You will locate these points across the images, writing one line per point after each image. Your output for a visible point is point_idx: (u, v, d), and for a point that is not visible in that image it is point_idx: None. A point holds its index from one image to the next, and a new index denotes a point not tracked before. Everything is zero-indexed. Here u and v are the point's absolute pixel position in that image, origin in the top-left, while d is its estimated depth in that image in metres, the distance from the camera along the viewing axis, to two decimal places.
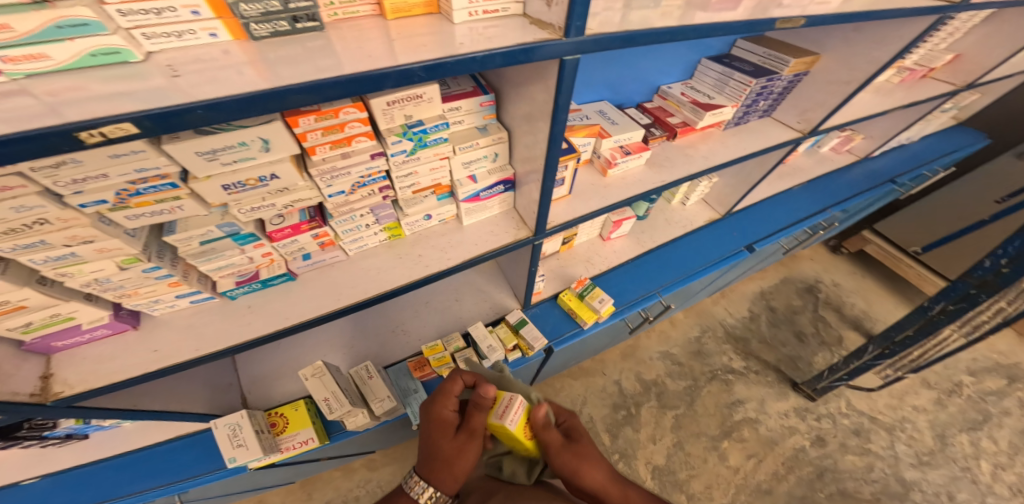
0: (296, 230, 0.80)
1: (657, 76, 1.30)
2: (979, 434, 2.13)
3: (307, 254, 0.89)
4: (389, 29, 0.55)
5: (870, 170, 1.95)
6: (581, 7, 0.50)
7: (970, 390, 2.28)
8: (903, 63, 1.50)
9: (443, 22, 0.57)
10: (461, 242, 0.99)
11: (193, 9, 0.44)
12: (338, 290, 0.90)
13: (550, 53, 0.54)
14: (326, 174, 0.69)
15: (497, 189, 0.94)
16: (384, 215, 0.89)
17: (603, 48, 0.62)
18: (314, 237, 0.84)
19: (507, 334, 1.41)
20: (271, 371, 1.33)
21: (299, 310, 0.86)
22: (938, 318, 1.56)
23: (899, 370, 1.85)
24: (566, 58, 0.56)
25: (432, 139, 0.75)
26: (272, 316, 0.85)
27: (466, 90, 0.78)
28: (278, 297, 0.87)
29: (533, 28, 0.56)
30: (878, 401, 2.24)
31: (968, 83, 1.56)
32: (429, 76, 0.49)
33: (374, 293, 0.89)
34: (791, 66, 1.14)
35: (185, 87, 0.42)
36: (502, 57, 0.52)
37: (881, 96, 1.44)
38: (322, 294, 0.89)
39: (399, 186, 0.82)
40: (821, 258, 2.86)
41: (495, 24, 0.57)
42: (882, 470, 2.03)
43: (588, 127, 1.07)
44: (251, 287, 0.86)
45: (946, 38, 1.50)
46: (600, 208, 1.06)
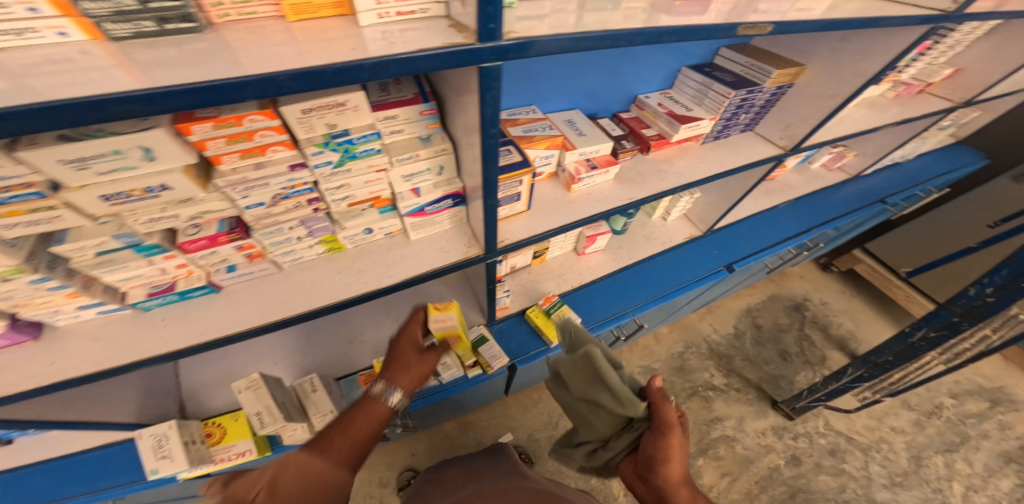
0: (214, 242, 0.74)
1: (636, 84, 1.24)
2: (955, 456, 2.08)
3: (232, 266, 0.83)
4: (292, 32, 0.48)
5: (861, 188, 1.90)
6: (489, 6, 0.44)
7: (950, 412, 2.23)
8: (900, 77, 1.44)
9: (352, 25, 0.51)
10: (407, 258, 0.94)
11: (29, 6, 0.38)
12: (268, 306, 0.84)
13: (460, 60, 0.48)
14: (239, 185, 0.63)
15: (445, 203, 0.89)
16: (317, 228, 0.83)
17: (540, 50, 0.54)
18: (237, 248, 0.78)
19: (465, 352, 1.38)
20: (216, 377, 1.28)
21: (222, 325, 0.80)
22: (919, 345, 1.50)
23: (877, 393, 1.80)
24: (484, 64, 0.50)
25: (362, 151, 0.69)
26: (193, 329, 0.79)
27: (405, 97, 0.70)
28: (198, 309, 0.82)
29: (453, 30, 0.50)
30: (855, 420, 2.18)
31: (966, 100, 1.50)
32: (302, 86, 0.43)
33: (305, 310, 0.83)
34: (773, 78, 1.08)
35: (35, 87, 0.36)
36: (399, 65, 0.46)
37: (875, 112, 1.39)
38: (252, 309, 0.83)
39: (330, 199, 0.77)
40: (811, 276, 2.81)
41: (415, 27, 0.51)
42: (854, 490, 1.98)
43: (551, 139, 0.99)
44: (167, 299, 0.80)
45: (947, 51, 1.42)
46: (560, 225, 1.00)
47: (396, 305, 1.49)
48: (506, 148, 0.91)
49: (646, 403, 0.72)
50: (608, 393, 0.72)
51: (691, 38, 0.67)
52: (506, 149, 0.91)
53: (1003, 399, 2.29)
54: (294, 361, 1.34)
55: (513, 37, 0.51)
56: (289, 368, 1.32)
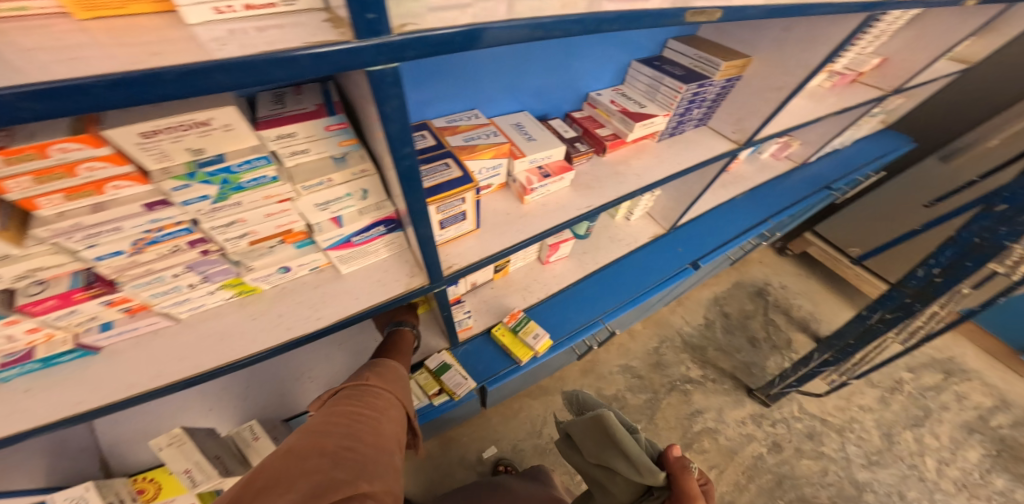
0: (68, 301, 0.57)
1: (587, 80, 1.15)
2: (922, 431, 2.17)
3: (107, 324, 0.67)
4: (92, 34, 0.34)
5: (808, 175, 1.95)
6: None
7: (910, 386, 2.34)
8: (834, 67, 1.44)
9: (177, 23, 0.37)
10: (338, 295, 0.80)
11: None
12: (163, 365, 0.69)
13: (332, 63, 0.35)
14: (76, 232, 0.49)
15: (374, 231, 0.77)
16: (215, 272, 0.68)
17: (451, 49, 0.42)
18: (106, 304, 0.62)
19: (427, 380, 1.28)
20: (140, 428, 1.06)
21: (104, 392, 0.65)
22: (876, 327, 1.54)
23: (844, 375, 1.85)
24: (371, 68, 0.37)
25: (249, 180, 0.55)
26: (70, 395, 0.65)
27: (304, 110, 0.57)
28: (61, 383, 0.66)
29: (327, 26, 0.37)
30: (827, 402, 2.25)
31: (896, 88, 1.52)
32: (53, 109, 0.28)
33: (211, 368, 0.69)
34: (722, 71, 1.03)
35: None
36: (232, 74, 0.32)
37: (813, 103, 1.39)
38: (141, 371, 0.68)
39: (223, 238, 0.63)
40: (769, 260, 2.89)
41: (282, 23, 0.38)
42: (836, 473, 2.02)
43: (496, 147, 0.88)
44: (25, 369, 0.64)
45: (874, 41, 1.46)
46: (513, 243, 0.90)
47: (351, 337, 1.31)
48: (443, 162, 0.79)
49: (663, 472, 0.74)
50: (624, 460, 0.77)
51: (633, 25, 0.58)
52: (443, 163, 0.79)
53: (954, 369, 2.43)
54: (234, 404, 1.15)
55: (407, 28, 0.38)
56: (227, 414, 1.13)
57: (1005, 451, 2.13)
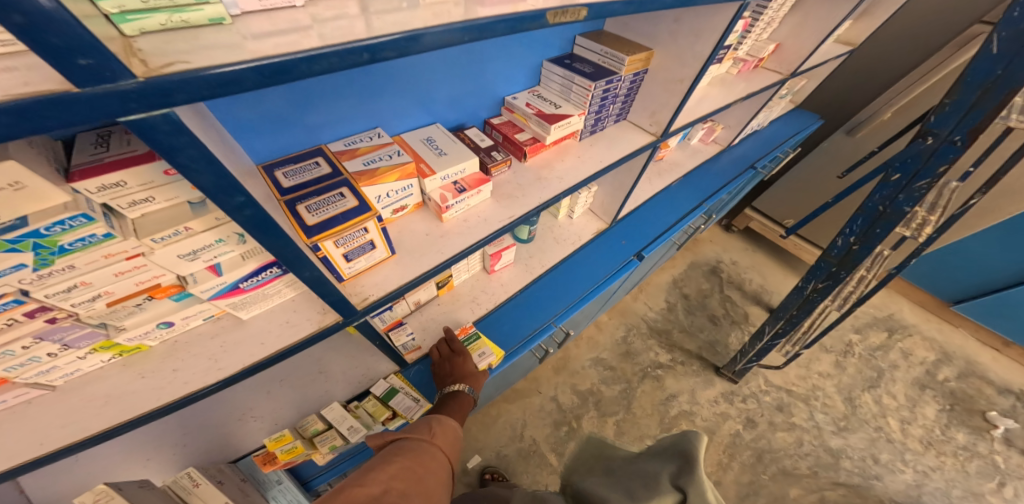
0: None
1: (500, 84, 1.13)
2: (880, 391, 2.32)
3: None
4: None
5: (736, 156, 2.05)
6: (39, 32, 0.25)
7: (861, 348, 2.50)
8: (737, 53, 1.50)
9: None
10: (239, 343, 0.73)
11: None
12: (45, 431, 0.60)
13: (48, 119, 0.29)
14: None
15: (268, 273, 0.70)
16: (77, 338, 0.59)
17: (251, 83, 0.37)
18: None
19: (376, 407, 1.20)
20: (73, 485, 0.97)
21: None
22: (813, 296, 1.62)
23: (796, 345, 1.86)
24: (119, 120, 0.31)
25: (74, 241, 0.47)
26: None
27: (133, 153, 0.50)
28: None
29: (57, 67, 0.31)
30: (790, 373, 2.37)
31: (792, 71, 1.63)
32: None
33: (88, 438, 0.59)
34: (627, 66, 1.04)
35: None
36: None
37: (725, 89, 1.44)
38: (7, 446, 0.58)
39: (71, 303, 0.54)
40: (719, 238, 3.02)
41: (10, 61, 0.31)
42: (811, 442, 2.11)
43: (399, 169, 0.83)
44: None
45: (768, 26, 1.55)
46: (435, 265, 0.85)
47: (287, 373, 1.21)
48: (337, 193, 0.73)
49: None
50: None
51: (489, 35, 0.54)
52: (336, 193, 0.73)
53: (896, 326, 2.63)
54: (172, 450, 1.06)
55: (161, 67, 0.33)
56: (165, 460, 1.05)
57: (958, 405, 2.29)
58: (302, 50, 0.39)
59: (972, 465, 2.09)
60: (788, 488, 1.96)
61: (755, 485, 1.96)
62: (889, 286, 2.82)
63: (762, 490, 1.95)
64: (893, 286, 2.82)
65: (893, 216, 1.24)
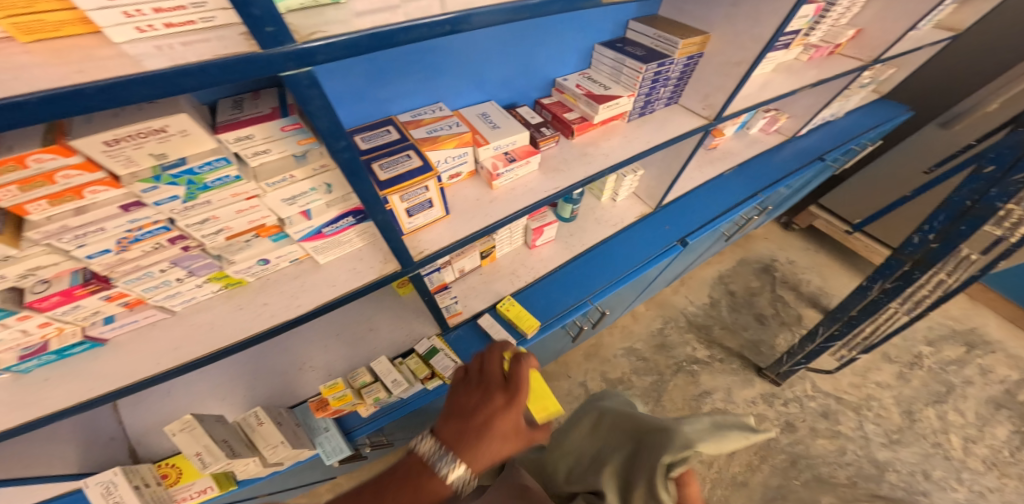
0: (71, 296, 0.65)
1: (552, 66, 1.17)
2: (946, 408, 2.12)
3: (110, 317, 0.74)
4: (27, 56, 0.37)
5: (801, 147, 1.93)
6: (248, 5, 0.35)
7: (931, 361, 2.28)
8: (809, 39, 1.42)
9: (104, 41, 0.40)
10: (316, 284, 0.85)
11: None
12: (161, 352, 0.75)
13: (240, 69, 0.39)
14: (65, 233, 0.55)
15: (345, 222, 0.81)
16: (200, 267, 0.72)
17: (367, 50, 0.46)
18: (105, 299, 0.69)
19: (418, 365, 1.29)
20: (161, 417, 1.18)
21: (113, 380, 0.72)
22: (878, 298, 1.51)
23: (853, 350, 1.79)
24: (284, 73, 0.42)
25: (214, 180, 0.60)
26: (84, 385, 0.71)
27: (261, 113, 0.63)
28: (81, 369, 0.73)
29: (241, 38, 0.41)
30: (842, 380, 2.22)
31: (874, 58, 1.50)
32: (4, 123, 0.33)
33: (201, 355, 0.74)
34: (681, 49, 1.03)
35: None
36: (150, 85, 0.36)
37: (791, 76, 1.36)
38: (143, 357, 0.75)
39: (200, 235, 0.67)
40: (774, 235, 2.85)
41: (205, 37, 0.41)
42: (854, 452, 1.99)
43: (458, 137, 0.92)
44: (44, 360, 0.71)
45: (847, 11, 1.44)
46: (482, 227, 0.93)
47: (344, 326, 1.38)
48: (404, 154, 0.84)
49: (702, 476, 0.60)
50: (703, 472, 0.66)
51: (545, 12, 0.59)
52: (404, 154, 0.84)
53: (977, 341, 2.35)
54: (240, 393, 1.25)
55: (314, 34, 0.42)
56: (234, 401, 1.23)
57: None
58: (394, 21, 0.47)
59: None
60: (822, 496, 1.87)
61: (785, 490, 1.90)
62: (973, 296, 2.52)
63: (791, 495, 1.89)
64: (978, 296, 2.51)
65: (981, 214, 1.13)
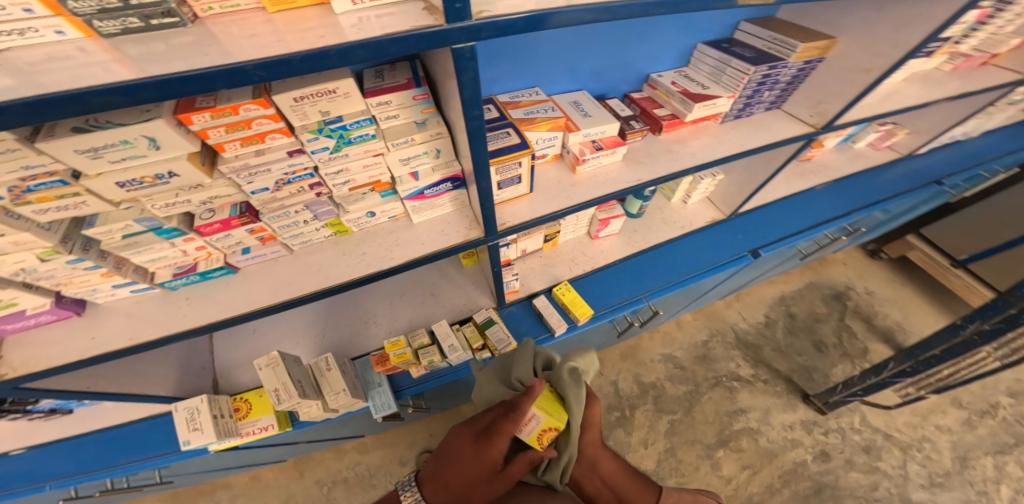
0: (227, 225, 0.76)
1: (648, 62, 1.16)
2: (1006, 458, 1.91)
3: (246, 248, 0.84)
4: (274, 23, 0.51)
5: (913, 168, 1.78)
6: None
7: (1008, 412, 2.03)
8: (958, 48, 1.28)
9: (328, 13, 0.52)
10: (408, 241, 0.92)
11: (56, 29, 0.46)
12: (277, 287, 0.84)
13: (428, 41, 0.46)
14: (242, 170, 0.67)
15: (444, 187, 0.88)
16: (322, 212, 0.84)
17: (516, 29, 0.51)
18: (249, 232, 0.80)
19: (473, 334, 1.34)
20: (246, 355, 1.29)
21: (235, 307, 0.81)
22: (971, 340, 1.36)
23: (922, 389, 1.70)
24: (456, 46, 0.49)
25: (357, 136, 0.71)
26: (215, 307, 0.81)
27: (398, 83, 0.73)
28: (216, 292, 0.84)
29: (425, 13, 0.49)
30: (897, 418, 2.03)
31: None
32: (272, 75, 0.43)
33: (311, 292, 0.83)
34: (799, 53, 0.98)
35: (43, 84, 0.41)
36: (365, 50, 0.45)
37: (929, 86, 1.25)
38: (260, 290, 0.84)
39: (332, 184, 0.79)
40: (853, 261, 2.62)
41: (391, 11, 0.51)
42: (888, 489, 1.86)
43: (552, 120, 0.96)
44: (190, 280, 0.83)
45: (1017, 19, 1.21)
46: (563, 208, 0.98)
47: (407, 287, 1.46)
48: (504, 131, 0.90)
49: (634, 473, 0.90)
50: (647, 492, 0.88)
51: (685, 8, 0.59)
52: (504, 131, 0.90)
53: None
54: (312, 339, 1.34)
55: (483, 12, 0.48)
56: (308, 346, 1.32)
57: None
58: (525, 10, 0.50)
59: None
60: None
61: None
62: None
63: None
64: None
65: None
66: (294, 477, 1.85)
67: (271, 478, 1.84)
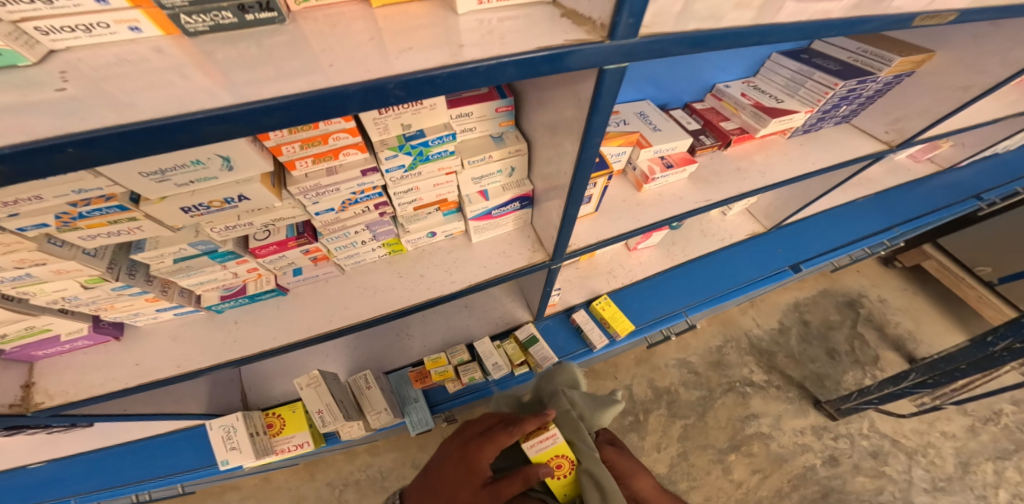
0: (283, 247, 0.69)
1: (713, 71, 1.09)
2: (1006, 464, 1.87)
3: (298, 269, 0.79)
4: (377, 21, 0.43)
5: (953, 182, 1.82)
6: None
7: (1009, 419, 1.99)
8: None
9: (445, 12, 0.44)
10: (468, 262, 0.85)
11: (131, 25, 0.36)
12: (333, 309, 0.79)
13: (585, 59, 0.40)
14: (311, 191, 0.59)
15: (511, 206, 0.81)
16: (382, 232, 0.77)
17: (673, 49, 0.44)
18: (304, 252, 0.72)
19: (514, 351, 1.29)
20: (283, 364, 1.26)
21: (287, 332, 0.76)
22: (999, 356, 1.27)
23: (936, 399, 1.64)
24: (606, 66, 0.42)
25: (435, 153, 0.62)
26: (267, 332, 0.76)
27: (480, 91, 0.64)
28: (266, 315, 0.78)
29: (568, 22, 0.42)
30: (904, 424, 1.96)
31: None
32: (411, 95, 0.36)
33: (369, 318, 0.77)
34: (893, 67, 0.93)
35: (111, 92, 0.32)
36: (516, 68, 0.38)
37: (1001, 104, 1.20)
38: (311, 313, 0.79)
39: (397, 203, 0.71)
40: (868, 269, 2.52)
41: (514, 14, 0.44)
42: (893, 494, 1.82)
43: (626, 135, 0.90)
44: (238, 302, 0.77)
45: None
46: (631, 229, 0.92)
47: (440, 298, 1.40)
48: None
49: None
50: None
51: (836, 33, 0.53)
52: None
53: None
54: (346, 352, 1.29)
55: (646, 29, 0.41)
56: (339, 360, 1.27)
57: None
58: (685, 30, 0.43)
59: None
60: None
61: None
62: None
63: None
64: None
65: None
66: (305, 478, 1.80)
67: (282, 480, 1.79)
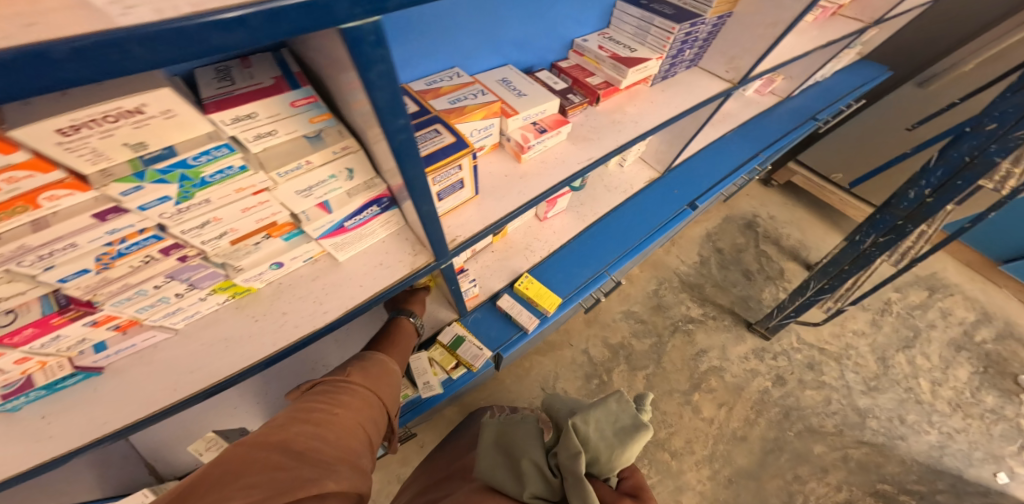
0: (47, 328, 0.50)
1: (570, 25, 1.03)
2: (914, 352, 2.13)
3: (99, 343, 0.59)
4: None
5: (793, 108, 1.98)
6: None
7: (899, 306, 2.28)
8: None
9: None
10: (339, 285, 0.72)
11: None
12: (174, 378, 0.62)
13: (294, 19, 0.29)
14: (24, 255, 0.41)
15: (367, 212, 0.69)
16: (202, 278, 0.60)
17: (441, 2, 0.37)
18: (91, 325, 0.54)
19: (443, 355, 1.23)
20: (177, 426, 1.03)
21: (121, 412, 0.60)
22: (869, 252, 1.42)
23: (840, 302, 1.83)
24: (344, 25, 0.31)
25: (214, 173, 0.47)
26: (91, 417, 0.59)
27: (262, 85, 0.49)
28: (77, 404, 0.60)
29: None
30: (823, 331, 2.20)
31: (875, 20, 1.45)
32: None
33: (218, 383, 0.62)
34: (714, 9, 0.95)
35: None
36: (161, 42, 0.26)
37: (801, 39, 1.29)
38: (141, 392, 0.62)
39: (200, 242, 0.54)
40: (756, 191, 2.81)
41: None
42: (839, 401, 1.99)
43: (487, 106, 0.81)
44: (30, 395, 0.58)
45: None
46: (519, 207, 0.85)
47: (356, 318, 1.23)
48: (433, 128, 0.74)
49: None
50: None
51: None
52: (433, 129, 0.74)
53: (938, 285, 2.37)
54: (256, 398, 1.08)
55: None
56: (251, 409, 1.07)
57: (991, 368, 2.10)
58: None
59: (996, 428, 1.94)
60: (814, 445, 1.88)
61: (781, 441, 1.88)
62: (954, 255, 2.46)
63: (788, 445, 1.88)
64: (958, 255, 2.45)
65: (952, 162, 1.08)
66: None
67: None
